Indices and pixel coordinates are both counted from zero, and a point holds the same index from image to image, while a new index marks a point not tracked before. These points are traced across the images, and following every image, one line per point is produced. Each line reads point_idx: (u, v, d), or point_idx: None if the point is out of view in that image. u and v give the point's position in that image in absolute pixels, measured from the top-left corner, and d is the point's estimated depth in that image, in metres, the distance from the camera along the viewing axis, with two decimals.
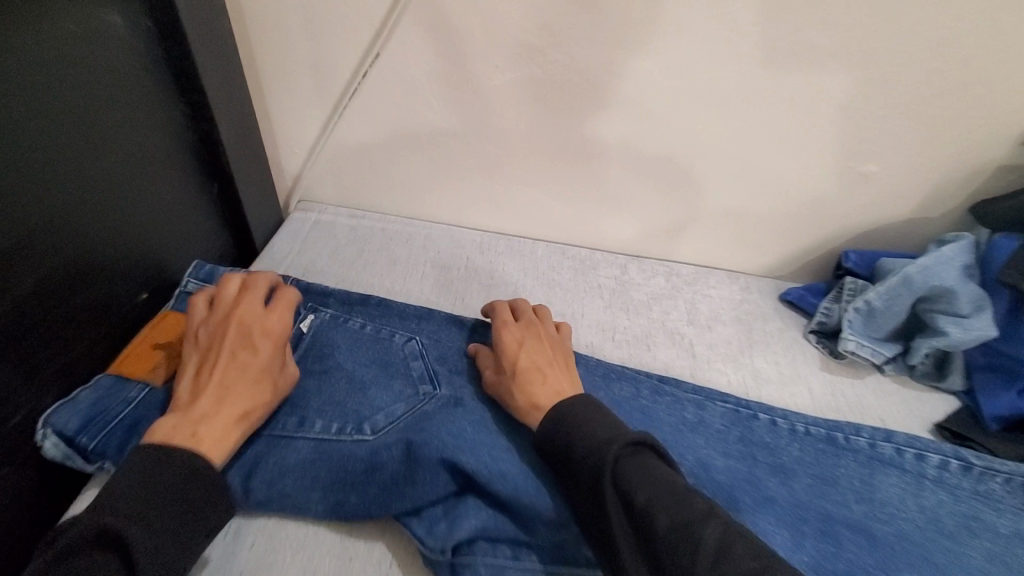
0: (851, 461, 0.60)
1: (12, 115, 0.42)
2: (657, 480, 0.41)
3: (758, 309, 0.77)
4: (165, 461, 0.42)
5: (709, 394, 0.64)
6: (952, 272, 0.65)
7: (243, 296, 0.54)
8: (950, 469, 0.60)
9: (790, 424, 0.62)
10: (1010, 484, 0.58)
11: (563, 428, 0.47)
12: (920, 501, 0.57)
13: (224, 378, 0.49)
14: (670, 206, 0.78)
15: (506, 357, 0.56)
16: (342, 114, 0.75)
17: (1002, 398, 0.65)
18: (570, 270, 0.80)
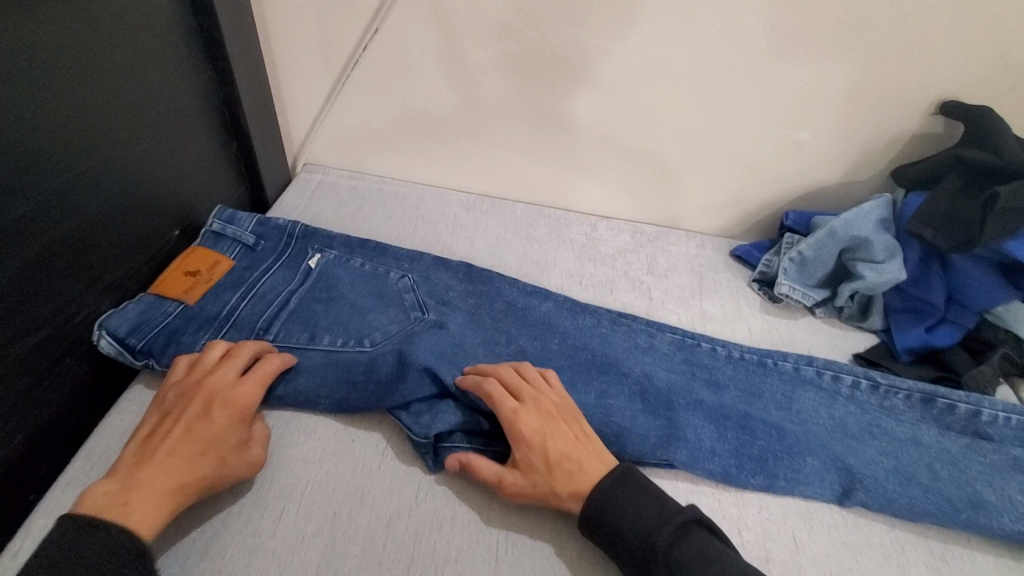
0: (777, 379, 0.69)
1: (76, 65, 0.54)
2: (709, 562, 0.47)
3: (710, 262, 0.88)
4: (89, 528, 0.44)
5: (659, 326, 0.74)
6: (869, 224, 0.76)
7: (217, 368, 0.56)
8: (862, 387, 0.69)
9: (727, 351, 0.72)
10: (910, 399, 0.68)
11: (614, 516, 0.50)
12: (831, 411, 0.67)
13: (173, 450, 0.50)
14: (635, 170, 0.89)
15: (535, 452, 0.54)
16: (344, 85, 0.85)
17: (911, 333, 0.75)
18: (546, 227, 0.90)
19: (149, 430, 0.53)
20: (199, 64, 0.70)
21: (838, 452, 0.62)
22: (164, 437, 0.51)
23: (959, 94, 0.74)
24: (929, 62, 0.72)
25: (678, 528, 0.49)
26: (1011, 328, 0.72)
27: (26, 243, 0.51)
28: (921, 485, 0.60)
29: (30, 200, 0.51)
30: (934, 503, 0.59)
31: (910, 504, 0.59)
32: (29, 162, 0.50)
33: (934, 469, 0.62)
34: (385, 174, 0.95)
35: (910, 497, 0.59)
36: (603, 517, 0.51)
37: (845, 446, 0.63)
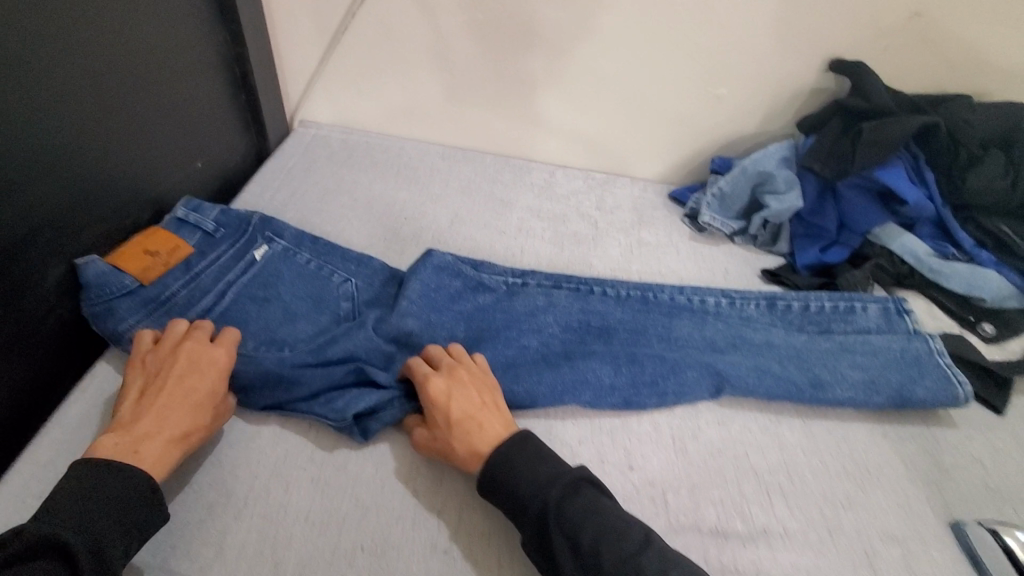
0: (657, 313, 0.78)
1: (105, 22, 0.66)
2: (595, 516, 0.52)
3: (651, 202, 1.04)
4: (113, 472, 0.50)
5: (558, 282, 0.79)
6: (773, 161, 0.93)
7: (193, 333, 0.63)
8: (733, 301, 0.81)
9: (615, 293, 0.79)
10: (761, 306, 0.81)
11: (506, 471, 0.55)
12: (703, 332, 0.76)
13: (168, 402, 0.57)
14: (585, 123, 1.04)
15: (439, 413, 0.60)
16: (334, 48, 0.99)
17: (809, 252, 0.92)
18: (511, 173, 1.05)
19: (136, 391, 0.59)
20: (215, 25, 0.85)
21: (716, 364, 0.72)
22: (156, 395, 0.57)
23: (843, 53, 0.91)
24: (817, 27, 0.88)
25: (568, 486, 0.54)
26: (885, 244, 0.89)
27: (93, 163, 0.67)
28: (775, 376, 0.72)
29: (65, 133, 0.63)
30: (784, 388, 0.71)
31: (766, 392, 0.71)
32: (68, 100, 0.63)
33: (788, 362, 0.74)
34: (371, 129, 1.09)
35: (764, 387, 0.71)
36: (499, 478, 0.55)
37: (719, 355, 0.74)
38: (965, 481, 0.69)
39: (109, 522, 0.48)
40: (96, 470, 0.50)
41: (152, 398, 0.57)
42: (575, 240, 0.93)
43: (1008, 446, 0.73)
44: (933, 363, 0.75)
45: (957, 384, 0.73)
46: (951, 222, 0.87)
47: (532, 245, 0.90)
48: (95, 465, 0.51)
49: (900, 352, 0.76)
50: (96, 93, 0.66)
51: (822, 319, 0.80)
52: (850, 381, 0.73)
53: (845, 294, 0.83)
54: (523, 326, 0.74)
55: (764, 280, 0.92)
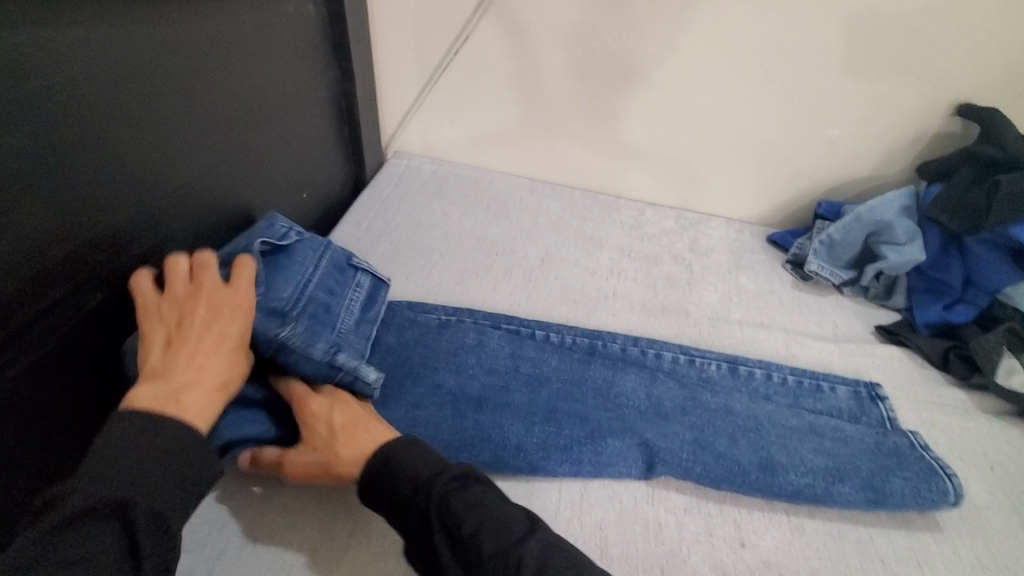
0: (759, 381, 0.73)
1: (223, 65, 0.68)
2: (480, 507, 0.48)
3: (747, 245, 0.99)
4: (160, 420, 0.46)
5: (657, 344, 0.76)
6: (892, 210, 0.86)
7: (199, 274, 0.57)
8: (865, 398, 0.72)
9: (715, 358, 0.75)
10: (749, 376, 0.74)
11: (392, 469, 0.51)
12: (814, 398, 0.72)
13: (198, 350, 0.52)
14: (682, 162, 1.01)
15: (319, 427, 0.57)
16: (432, 84, 1.01)
17: (930, 310, 0.84)
18: (599, 210, 1.03)
19: (160, 342, 0.53)
20: (329, 61, 0.89)
21: (755, 433, 0.66)
22: (184, 339, 0.53)
23: (974, 97, 0.84)
24: (946, 69, 0.83)
25: (452, 481, 0.50)
26: (1019, 305, 0.79)
27: (208, 195, 0.69)
28: (861, 474, 0.62)
29: (184, 175, 0.65)
30: (724, 468, 0.61)
31: (849, 498, 0.60)
32: (188, 142, 0.65)
33: (881, 459, 0.64)
34: (461, 161, 1.10)
35: (851, 490, 0.61)
36: (380, 479, 0.51)
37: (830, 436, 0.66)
38: None
39: (163, 472, 0.44)
40: (146, 422, 0.46)
41: (180, 349, 0.52)
42: (668, 283, 0.89)
43: None
44: (914, 455, 0.65)
45: (944, 476, 0.62)
46: None
47: (624, 288, 0.87)
48: (142, 415, 0.46)
49: (872, 444, 0.66)
50: (228, 125, 0.71)
51: (786, 393, 0.72)
52: (809, 466, 0.62)
53: (810, 371, 0.75)
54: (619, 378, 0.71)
55: (879, 337, 0.84)
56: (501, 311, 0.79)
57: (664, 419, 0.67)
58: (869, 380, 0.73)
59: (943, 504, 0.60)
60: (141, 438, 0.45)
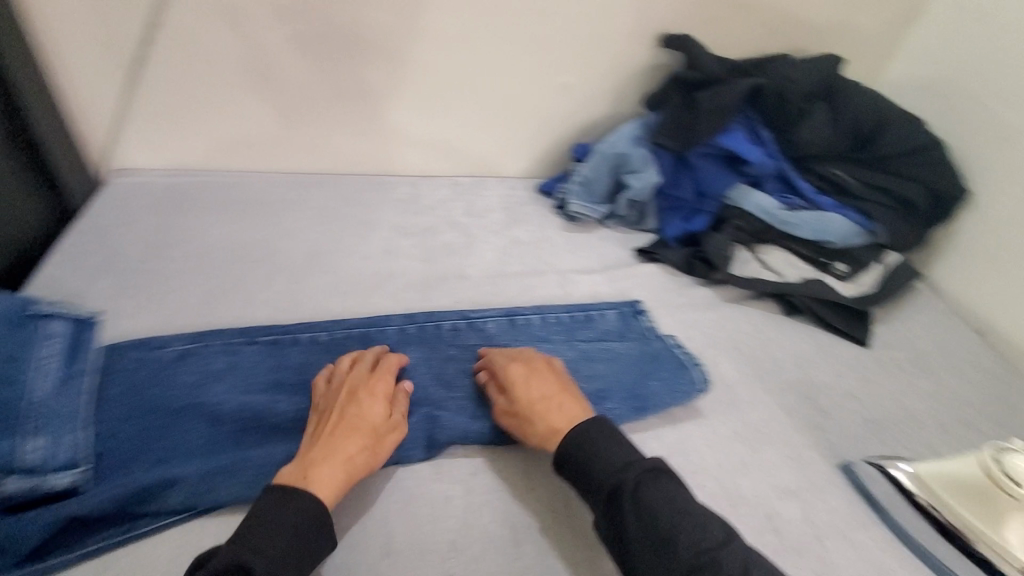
0: (537, 323, 0.75)
1: None
2: (677, 502, 0.49)
3: (521, 199, 1.01)
4: (286, 496, 0.48)
5: (433, 318, 0.73)
6: (627, 142, 0.94)
7: (355, 366, 0.61)
8: (628, 316, 0.78)
9: (496, 317, 0.75)
10: (533, 323, 0.75)
11: (576, 447, 0.54)
12: (588, 328, 0.76)
13: (334, 430, 0.55)
14: (442, 128, 0.99)
15: (517, 393, 0.60)
16: (137, 83, 0.86)
17: (675, 225, 0.94)
18: (370, 191, 0.98)
19: (311, 428, 0.57)
20: None
21: None
22: (327, 422, 0.55)
23: (670, 29, 0.93)
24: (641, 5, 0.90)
25: (646, 472, 0.51)
26: (740, 204, 0.93)
27: None
28: (624, 388, 0.67)
29: None
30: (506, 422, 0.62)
31: (615, 412, 0.65)
32: None
33: (640, 367, 0.70)
34: (203, 167, 0.96)
35: (616, 404, 0.65)
36: (576, 449, 0.54)
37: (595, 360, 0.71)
38: (845, 417, 0.71)
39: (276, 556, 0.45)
40: (275, 496, 0.48)
41: (320, 431, 0.55)
42: (446, 251, 0.87)
43: (876, 375, 0.78)
44: (671, 356, 0.73)
45: (693, 366, 0.72)
46: (791, 174, 0.93)
47: (400, 266, 0.83)
48: (283, 488, 0.49)
49: (639, 355, 0.72)
50: None
51: (567, 328, 0.75)
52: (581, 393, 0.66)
53: (584, 304, 0.80)
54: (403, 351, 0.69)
55: (639, 258, 0.92)
56: (260, 323, 0.71)
57: (448, 388, 0.65)
58: (632, 302, 0.80)
59: (693, 394, 0.69)
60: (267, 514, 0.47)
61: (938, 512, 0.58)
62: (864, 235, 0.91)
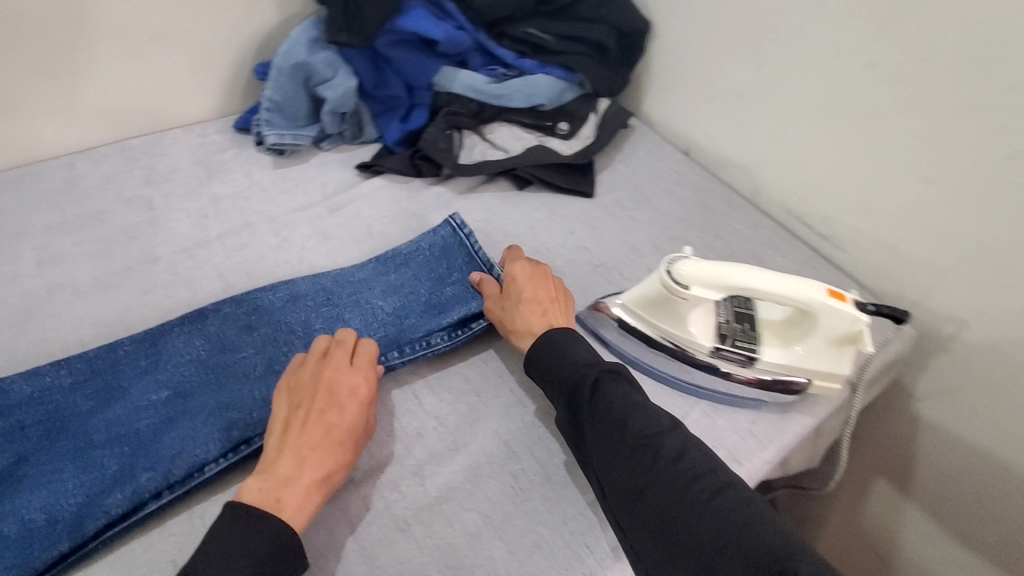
0: (326, 279, 0.66)
1: None
2: (630, 399, 0.54)
3: (217, 145, 0.87)
4: (254, 526, 0.46)
5: (201, 311, 0.61)
6: (303, 48, 0.81)
7: (333, 353, 0.56)
8: (454, 235, 0.69)
9: (285, 290, 0.63)
10: (320, 281, 0.65)
11: (558, 346, 0.58)
12: (401, 270, 0.67)
13: (311, 439, 0.51)
14: (71, 85, 0.78)
15: (514, 288, 0.63)
16: None
17: (393, 128, 0.88)
18: (3, 190, 0.76)
19: (280, 424, 0.52)
20: None
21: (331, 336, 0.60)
22: (302, 428, 0.52)
23: None
24: None
25: (607, 371, 0.56)
26: (449, 88, 0.88)
27: None
28: (421, 300, 0.64)
29: None
30: None
31: (415, 328, 0.62)
32: None
33: (434, 268, 0.67)
34: None
35: (415, 320, 0.63)
36: (550, 352, 0.58)
37: (386, 280, 0.66)
38: (577, 271, 0.76)
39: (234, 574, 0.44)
40: (242, 524, 0.46)
41: (295, 437, 0.51)
42: (125, 237, 0.72)
43: (603, 221, 0.83)
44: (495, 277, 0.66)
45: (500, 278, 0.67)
46: (488, 43, 0.88)
47: (64, 274, 0.68)
48: (250, 517, 0.47)
49: (450, 275, 0.67)
50: None
51: (366, 273, 0.67)
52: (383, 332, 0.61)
53: (402, 244, 0.70)
54: (163, 345, 0.58)
55: (363, 174, 0.85)
56: None
57: (228, 352, 0.58)
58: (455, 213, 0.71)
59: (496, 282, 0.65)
60: (235, 545, 0.45)
61: (647, 330, 0.64)
62: (573, 88, 0.93)
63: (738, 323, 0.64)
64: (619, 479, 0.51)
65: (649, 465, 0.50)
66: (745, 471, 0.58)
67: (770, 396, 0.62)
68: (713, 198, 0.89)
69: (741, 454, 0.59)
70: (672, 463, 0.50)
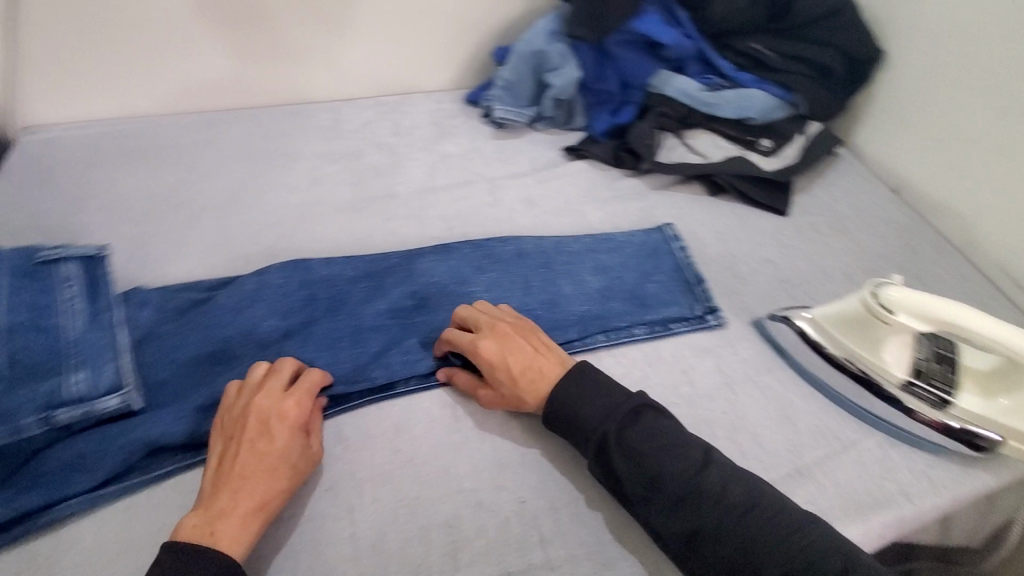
0: (546, 245, 0.75)
1: None
2: (661, 439, 0.51)
3: (449, 111, 1.01)
4: (193, 558, 0.44)
5: (450, 246, 0.73)
6: (542, 38, 0.91)
7: (262, 387, 0.54)
8: (662, 242, 0.78)
9: (512, 245, 0.74)
10: (542, 245, 0.75)
11: (567, 406, 0.54)
12: (612, 258, 0.75)
13: (242, 469, 0.49)
14: (358, 45, 0.96)
15: (495, 368, 0.58)
16: (19, 27, 0.81)
17: (603, 120, 0.95)
18: (291, 120, 0.95)
19: (215, 460, 0.51)
20: None
21: (550, 296, 0.69)
22: (235, 456, 0.50)
23: None
24: None
25: (625, 415, 0.53)
26: (662, 90, 0.93)
27: None
28: (627, 288, 0.71)
29: None
30: None
31: (620, 310, 0.68)
32: None
33: (641, 265, 0.75)
34: (114, 116, 0.93)
35: (619, 304, 0.69)
36: (565, 413, 0.54)
37: (596, 261, 0.74)
38: (761, 280, 0.77)
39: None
40: (182, 560, 0.44)
41: (227, 467, 0.50)
42: (375, 172, 0.87)
43: (794, 240, 0.83)
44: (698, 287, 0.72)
45: (703, 291, 0.72)
46: (710, 52, 0.92)
47: (329, 191, 0.84)
48: (189, 549, 0.45)
49: (657, 272, 0.74)
50: None
51: (581, 250, 0.75)
52: (590, 302, 0.69)
53: (610, 236, 0.78)
54: (417, 264, 0.71)
55: (567, 157, 0.93)
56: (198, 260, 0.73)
57: (465, 284, 0.69)
58: (667, 223, 0.81)
59: (694, 292, 0.71)
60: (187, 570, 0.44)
61: (831, 349, 0.65)
62: (784, 108, 0.93)
63: (939, 363, 0.62)
64: (672, 522, 0.49)
65: (696, 505, 0.48)
66: (914, 509, 0.56)
67: (956, 446, 0.60)
68: (919, 241, 0.85)
69: (913, 491, 0.57)
70: (716, 503, 0.48)
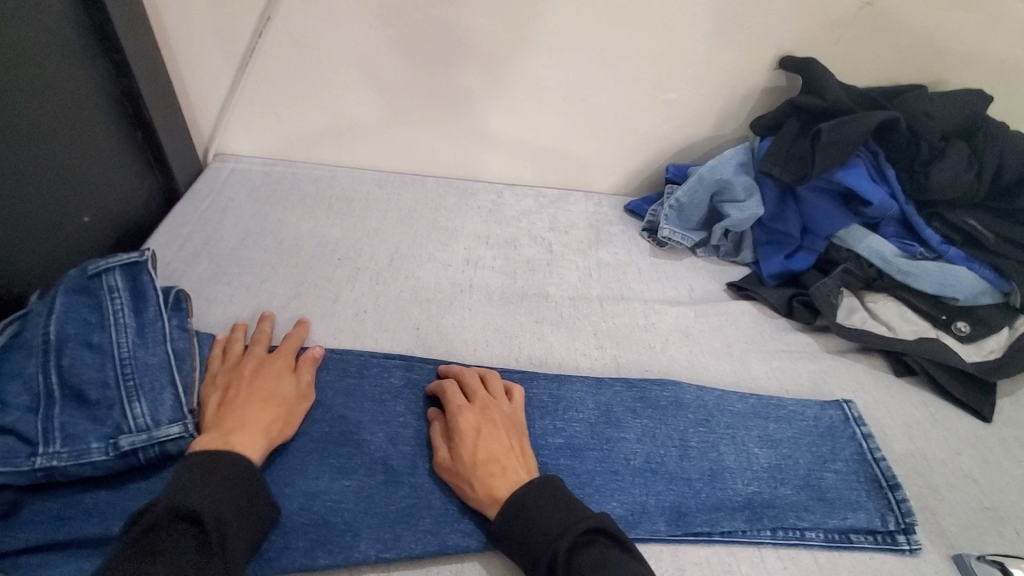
0: (706, 395, 0.69)
1: (8, 97, 0.62)
2: (608, 567, 0.44)
3: (608, 218, 0.98)
4: (215, 456, 0.48)
5: (603, 378, 0.69)
6: (729, 168, 0.87)
7: (250, 346, 0.63)
8: (840, 422, 0.68)
9: (670, 390, 0.68)
10: (700, 390, 0.69)
11: (517, 512, 0.49)
12: (783, 430, 0.66)
13: (243, 400, 0.56)
14: (535, 138, 0.96)
15: (462, 449, 0.55)
16: (246, 71, 0.88)
17: (774, 261, 0.87)
18: (454, 197, 0.96)
19: (215, 401, 0.57)
20: (94, 56, 0.75)
21: (715, 464, 0.62)
22: (235, 394, 0.56)
23: (792, 51, 0.87)
24: (761, 26, 0.84)
25: (581, 536, 0.47)
26: (851, 247, 0.84)
27: None
28: (800, 472, 0.63)
29: None
30: (677, 497, 0.59)
31: (793, 501, 0.60)
32: None
33: (816, 446, 0.66)
34: (296, 159, 0.99)
35: (792, 491, 0.61)
36: (514, 527, 0.49)
37: (764, 429, 0.66)
38: (959, 501, 0.64)
39: (216, 496, 0.45)
40: (205, 459, 0.48)
41: (233, 401, 0.56)
42: (528, 267, 0.84)
43: (1000, 458, 0.69)
44: (883, 493, 0.62)
45: (895, 500, 0.61)
46: (915, 219, 0.83)
47: (481, 278, 0.81)
48: (203, 455, 0.48)
49: (832, 459, 0.65)
50: (9, 144, 0.63)
51: (748, 410, 0.68)
52: (758, 479, 0.62)
53: (770, 395, 0.71)
54: (566, 390, 0.67)
55: (730, 293, 0.87)
56: (347, 326, 0.71)
57: (617, 427, 0.64)
58: (844, 400, 0.70)
59: (885, 498, 0.61)
60: (205, 472, 0.47)
61: None
62: (993, 294, 0.80)
63: None
64: None
65: None
66: None
67: None
68: None
69: None
70: None
